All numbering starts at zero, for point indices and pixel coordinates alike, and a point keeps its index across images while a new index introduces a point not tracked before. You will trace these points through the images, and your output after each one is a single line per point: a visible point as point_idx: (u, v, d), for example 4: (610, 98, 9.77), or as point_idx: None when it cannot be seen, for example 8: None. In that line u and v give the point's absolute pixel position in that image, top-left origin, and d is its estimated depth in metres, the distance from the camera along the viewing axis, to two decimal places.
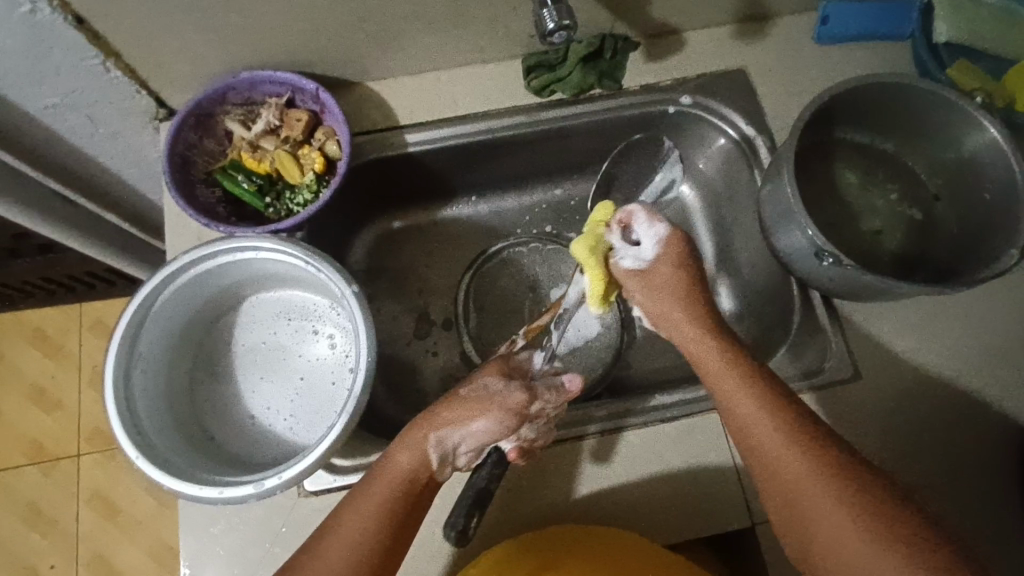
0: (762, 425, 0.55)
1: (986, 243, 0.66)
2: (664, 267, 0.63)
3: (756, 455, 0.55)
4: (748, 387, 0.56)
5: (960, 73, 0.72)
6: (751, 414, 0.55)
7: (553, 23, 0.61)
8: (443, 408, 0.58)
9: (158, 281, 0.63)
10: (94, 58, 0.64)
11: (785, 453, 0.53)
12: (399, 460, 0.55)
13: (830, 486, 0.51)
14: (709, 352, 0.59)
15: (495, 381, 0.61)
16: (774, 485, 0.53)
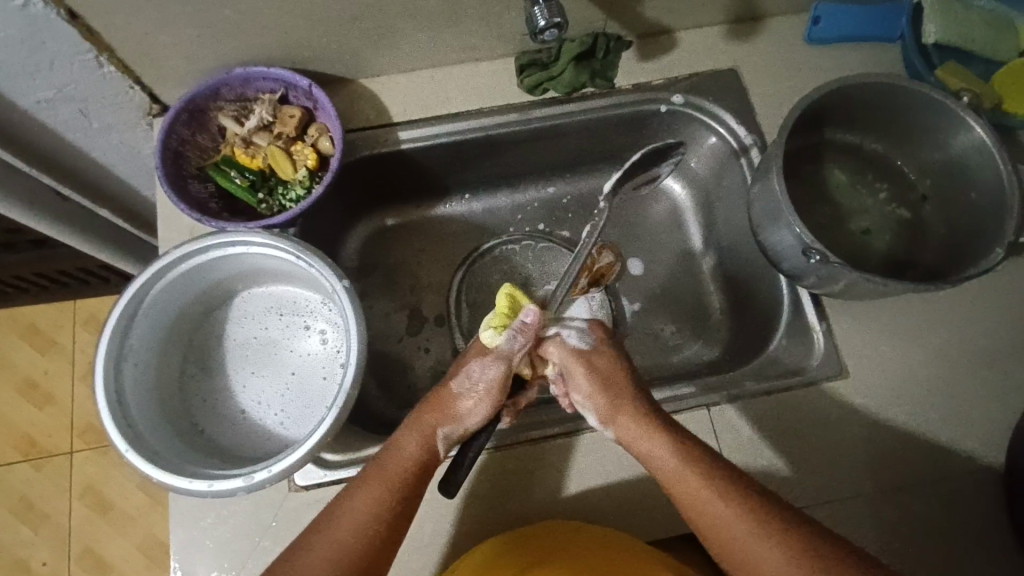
0: (734, 522, 0.51)
1: (973, 243, 0.67)
2: (604, 364, 0.61)
3: (736, 557, 0.51)
4: (709, 483, 0.53)
5: (947, 74, 0.72)
6: (719, 514, 0.52)
7: (545, 20, 0.62)
8: (444, 396, 0.60)
9: (148, 275, 0.63)
10: (87, 52, 0.65)
11: (769, 568, 0.49)
12: (406, 445, 0.57)
13: None
14: (661, 452, 0.55)
15: (479, 363, 0.60)
16: None
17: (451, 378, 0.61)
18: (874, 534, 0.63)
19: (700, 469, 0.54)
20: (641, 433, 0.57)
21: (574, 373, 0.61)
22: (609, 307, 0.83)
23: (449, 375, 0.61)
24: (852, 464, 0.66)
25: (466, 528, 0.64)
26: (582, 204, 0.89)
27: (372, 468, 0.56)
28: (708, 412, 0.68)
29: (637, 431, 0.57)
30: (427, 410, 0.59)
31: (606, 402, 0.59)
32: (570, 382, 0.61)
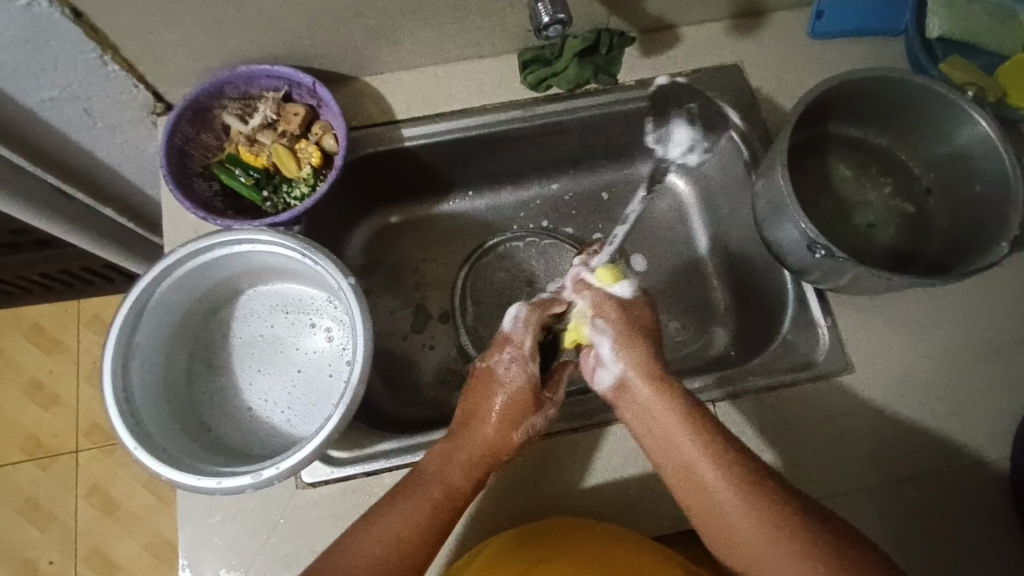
0: (692, 449, 0.57)
1: (978, 237, 0.67)
2: (634, 311, 0.67)
3: (687, 480, 0.57)
4: (678, 414, 0.59)
5: (951, 68, 0.72)
6: (680, 438, 0.58)
7: (548, 16, 0.62)
8: (502, 449, 0.62)
9: (155, 273, 0.63)
10: (92, 51, 0.65)
11: (715, 491, 0.55)
12: (457, 482, 0.59)
13: (762, 524, 0.53)
14: (667, 417, 0.59)
15: (541, 418, 0.64)
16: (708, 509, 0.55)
17: (511, 430, 0.62)
18: (880, 528, 0.64)
19: (703, 441, 0.57)
20: (650, 389, 0.61)
21: (606, 303, 0.67)
22: None
23: (507, 423, 0.62)
24: (858, 458, 0.66)
25: (470, 523, 0.65)
26: (585, 200, 0.89)
27: (413, 492, 0.57)
28: (714, 407, 0.68)
29: (644, 378, 0.61)
30: (481, 456, 0.61)
31: (624, 336, 0.64)
32: (596, 309, 0.67)
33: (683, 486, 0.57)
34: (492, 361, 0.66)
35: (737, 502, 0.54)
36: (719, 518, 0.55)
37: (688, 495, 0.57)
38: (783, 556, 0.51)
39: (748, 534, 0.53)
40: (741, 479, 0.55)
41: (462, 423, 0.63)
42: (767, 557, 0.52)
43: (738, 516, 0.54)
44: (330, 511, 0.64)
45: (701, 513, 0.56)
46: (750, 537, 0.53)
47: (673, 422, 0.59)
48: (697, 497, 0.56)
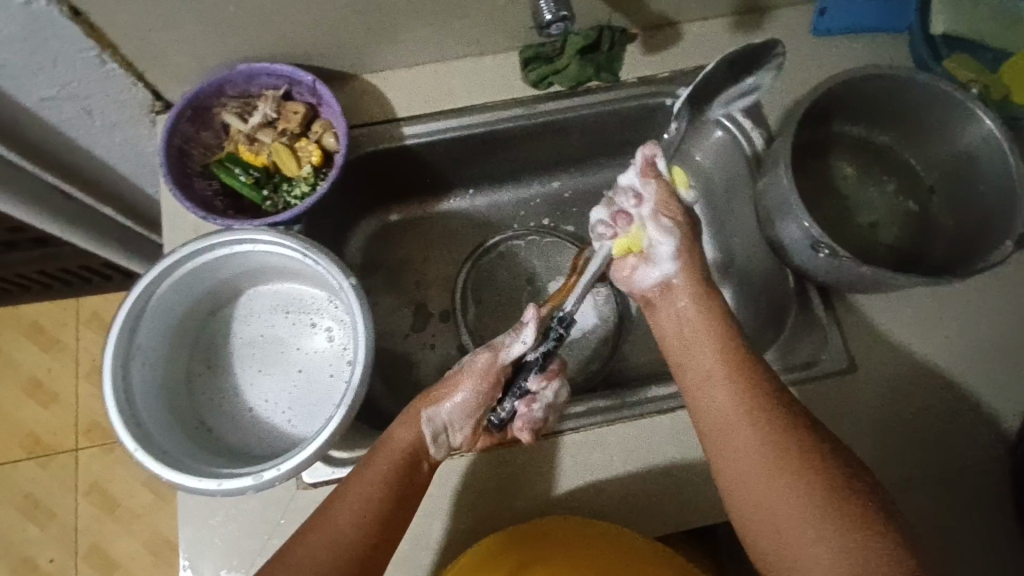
0: (718, 363, 0.56)
1: (982, 236, 0.66)
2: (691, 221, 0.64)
3: (705, 393, 0.55)
4: (714, 334, 0.58)
5: (956, 67, 0.73)
6: (709, 354, 0.57)
7: (551, 14, 0.61)
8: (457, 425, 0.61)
9: (156, 273, 0.63)
10: (90, 49, 0.64)
11: (730, 404, 0.54)
12: (414, 458, 0.58)
13: (766, 443, 0.51)
14: (702, 335, 0.58)
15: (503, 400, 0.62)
16: (716, 422, 0.54)
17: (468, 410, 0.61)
18: None
19: (730, 350, 0.56)
20: (689, 299, 0.60)
21: (667, 198, 0.63)
22: (615, 302, 0.83)
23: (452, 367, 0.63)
24: (860, 457, 0.66)
25: (468, 522, 0.64)
26: (586, 198, 0.89)
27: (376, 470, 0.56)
28: None
29: (690, 293, 0.60)
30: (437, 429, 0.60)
31: (687, 244, 0.62)
32: (660, 206, 0.62)
33: (696, 386, 0.56)
34: None
35: (748, 408, 0.53)
36: (728, 420, 0.53)
37: (701, 394, 0.56)
38: (780, 464, 0.50)
39: (751, 439, 0.52)
40: (759, 388, 0.54)
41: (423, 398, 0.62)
42: (764, 463, 0.51)
43: (745, 422, 0.52)
44: None
45: (710, 425, 0.54)
46: (762, 457, 0.51)
47: (701, 330, 0.58)
48: (710, 394, 0.55)
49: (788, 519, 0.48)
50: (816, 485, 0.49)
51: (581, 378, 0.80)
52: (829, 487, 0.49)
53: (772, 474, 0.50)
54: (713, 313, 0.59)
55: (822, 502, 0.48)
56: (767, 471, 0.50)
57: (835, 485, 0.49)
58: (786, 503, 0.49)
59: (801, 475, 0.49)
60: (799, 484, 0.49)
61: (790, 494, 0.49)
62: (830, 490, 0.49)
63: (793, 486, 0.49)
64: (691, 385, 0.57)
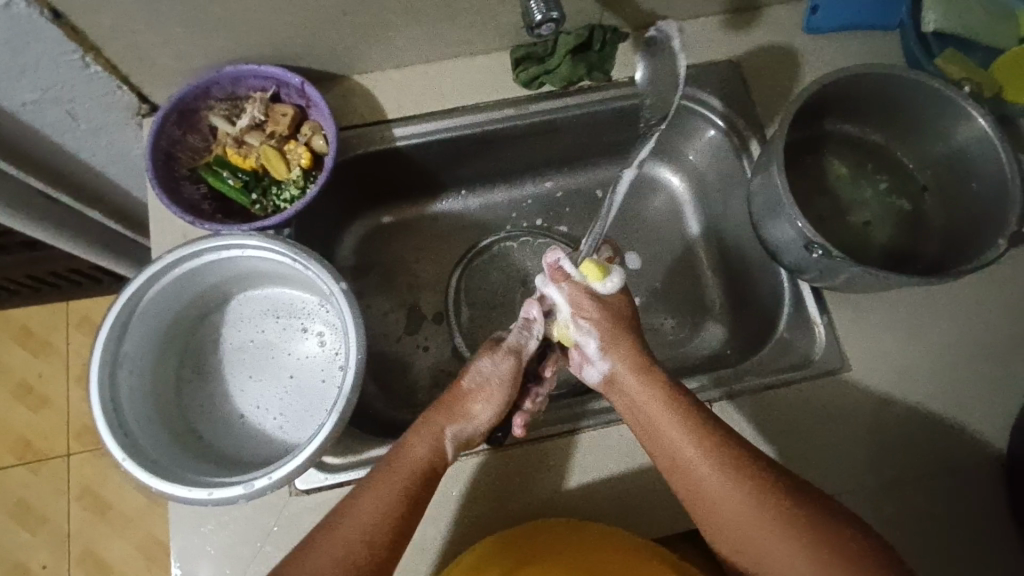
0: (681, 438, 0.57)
1: (975, 235, 0.66)
2: (615, 303, 0.66)
3: (676, 470, 0.57)
4: (670, 405, 0.59)
5: (948, 64, 0.71)
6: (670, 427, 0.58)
7: (541, 14, 0.60)
8: (457, 398, 0.63)
9: (143, 279, 0.62)
10: (73, 52, 0.63)
11: (702, 479, 0.55)
12: (425, 456, 0.58)
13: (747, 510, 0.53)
14: (657, 407, 0.59)
15: (490, 361, 0.65)
16: (694, 499, 0.55)
17: (463, 377, 0.64)
18: (878, 528, 0.63)
19: (692, 429, 0.57)
20: (640, 379, 0.61)
21: (584, 297, 0.65)
22: None
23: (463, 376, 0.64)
24: (855, 458, 0.66)
25: (462, 527, 0.64)
26: (579, 199, 0.88)
27: (389, 475, 0.56)
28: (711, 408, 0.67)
29: (633, 370, 0.62)
30: (442, 415, 0.61)
31: (611, 334, 0.64)
32: (577, 306, 0.65)
33: (672, 470, 0.57)
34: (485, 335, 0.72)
35: (727, 486, 0.54)
36: (712, 505, 0.54)
37: (677, 480, 0.57)
38: (773, 536, 0.52)
39: (744, 514, 0.53)
40: (731, 463, 0.55)
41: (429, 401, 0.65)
42: (762, 538, 0.52)
43: (724, 493, 0.54)
44: None
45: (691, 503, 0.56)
46: (747, 525, 0.53)
47: (661, 409, 0.59)
48: (687, 479, 0.56)
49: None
50: (813, 549, 0.50)
51: (575, 379, 0.80)
52: (826, 548, 0.50)
53: (770, 545, 0.52)
54: (667, 391, 0.60)
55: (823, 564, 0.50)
56: (766, 543, 0.52)
57: (830, 544, 0.50)
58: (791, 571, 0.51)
59: (795, 540, 0.51)
60: (796, 550, 0.51)
61: (791, 562, 0.51)
62: (827, 549, 0.50)
63: (792, 554, 0.51)
64: (667, 469, 0.58)
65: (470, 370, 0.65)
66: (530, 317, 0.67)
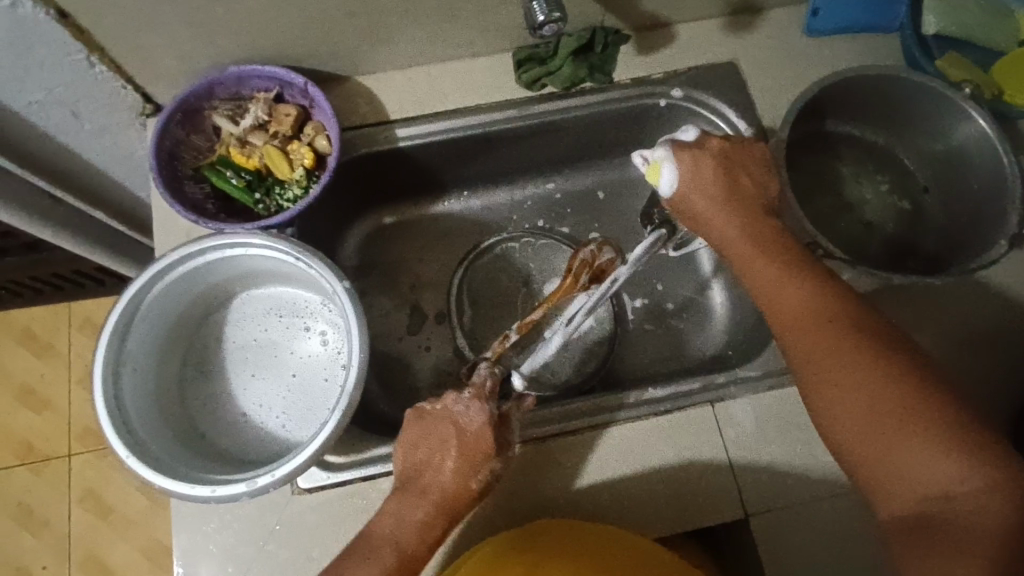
0: (770, 266, 0.59)
1: (976, 235, 0.66)
2: (690, 174, 0.61)
3: (772, 296, 0.58)
4: (761, 240, 0.60)
5: (947, 65, 0.72)
6: (761, 259, 0.59)
7: (544, 14, 0.61)
8: (461, 496, 0.58)
9: (147, 277, 0.62)
10: (78, 52, 0.64)
11: (797, 305, 0.56)
12: (412, 543, 0.56)
13: (836, 337, 0.54)
14: (745, 241, 0.60)
15: (501, 462, 0.60)
16: (788, 324, 0.56)
17: (470, 475, 0.59)
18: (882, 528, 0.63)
19: (790, 266, 0.58)
20: (741, 226, 0.60)
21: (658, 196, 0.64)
22: (610, 304, 0.83)
23: (465, 468, 0.58)
24: None
25: (465, 526, 0.64)
26: (581, 199, 0.88)
27: (371, 557, 0.54)
28: (712, 408, 0.68)
29: (721, 205, 0.61)
30: (440, 507, 0.57)
31: (696, 176, 0.61)
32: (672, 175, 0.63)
33: (767, 303, 0.59)
34: (451, 401, 0.61)
35: (823, 317, 0.55)
36: (803, 334, 0.55)
37: (771, 313, 0.58)
38: (845, 371, 0.52)
39: (835, 346, 0.53)
40: (826, 299, 0.56)
41: (410, 475, 0.59)
42: (847, 373, 0.52)
43: (818, 320, 0.55)
44: (327, 517, 0.63)
45: (784, 326, 0.57)
46: (836, 358, 0.53)
47: (762, 254, 0.59)
48: (782, 307, 0.57)
49: (857, 422, 0.51)
50: (893, 390, 0.50)
51: (576, 379, 0.80)
52: (901, 385, 0.50)
53: (836, 382, 0.53)
54: (768, 237, 0.60)
55: (886, 405, 0.50)
56: (834, 378, 0.53)
57: (902, 384, 0.50)
58: (852, 407, 0.51)
59: (868, 376, 0.51)
60: (883, 398, 0.50)
61: (852, 396, 0.52)
62: (900, 390, 0.50)
63: (870, 388, 0.51)
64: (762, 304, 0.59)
65: (476, 471, 0.59)
66: (526, 404, 0.65)
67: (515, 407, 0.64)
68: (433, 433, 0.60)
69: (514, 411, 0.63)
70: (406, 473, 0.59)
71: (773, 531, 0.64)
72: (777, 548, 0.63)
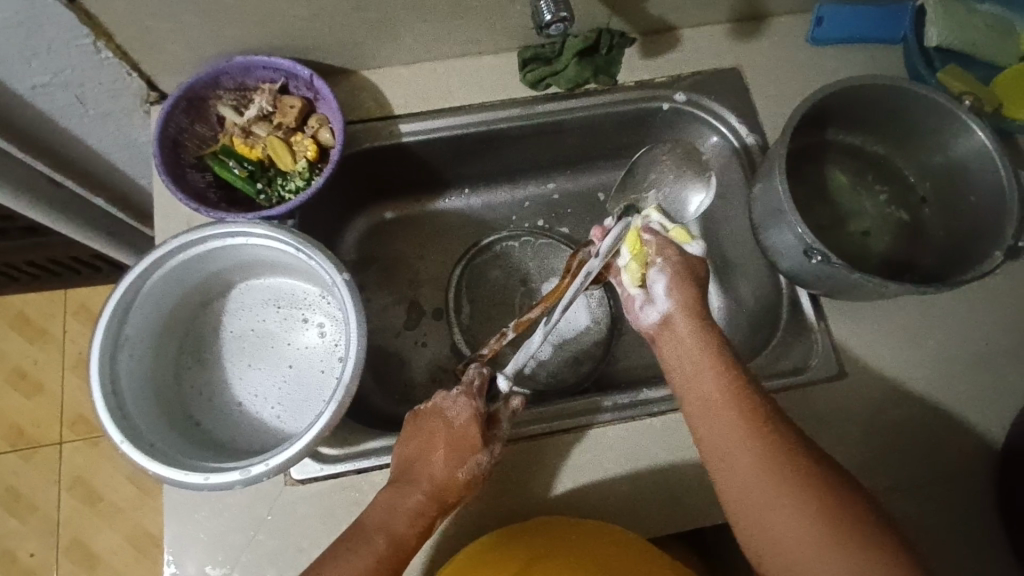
0: (709, 385, 0.56)
1: (972, 247, 0.67)
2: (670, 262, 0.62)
3: (706, 420, 0.55)
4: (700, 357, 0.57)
5: (949, 78, 0.72)
6: (699, 379, 0.56)
7: (551, 14, 0.61)
8: (450, 487, 0.58)
9: (147, 264, 0.62)
10: (85, 38, 0.64)
11: (729, 430, 0.53)
12: (402, 531, 0.56)
13: (764, 467, 0.51)
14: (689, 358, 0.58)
15: (487, 455, 0.60)
16: (718, 452, 0.53)
17: (457, 466, 0.59)
18: None
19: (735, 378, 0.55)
20: (691, 329, 0.59)
21: (665, 246, 0.63)
22: (607, 305, 0.84)
23: (452, 459, 0.59)
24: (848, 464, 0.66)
25: (457, 522, 0.64)
26: (582, 201, 0.89)
27: (360, 543, 0.55)
28: None
29: (689, 314, 0.60)
30: (428, 496, 0.58)
31: (679, 273, 0.61)
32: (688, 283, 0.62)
33: (701, 417, 0.56)
34: (439, 399, 0.62)
35: (753, 441, 0.52)
36: (733, 462, 0.52)
37: (707, 434, 0.54)
38: (786, 496, 0.49)
39: (763, 477, 0.50)
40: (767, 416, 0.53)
41: (402, 468, 0.59)
42: (775, 504, 0.49)
43: (749, 449, 0.52)
44: (320, 508, 0.63)
45: (715, 453, 0.54)
46: (765, 488, 0.50)
47: (700, 369, 0.57)
48: (715, 435, 0.54)
49: (788, 555, 0.48)
50: (822, 526, 0.47)
51: (571, 379, 0.80)
52: (829, 519, 0.48)
53: (778, 517, 0.49)
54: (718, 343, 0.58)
55: (818, 541, 0.47)
56: (773, 502, 0.49)
57: (838, 518, 0.48)
58: (783, 540, 0.48)
59: (811, 509, 0.48)
60: (813, 533, 0.47)
61: (793, 523, 0.48)
62: (842, 529, 0.47)
63: (799, 522, 0.48)
64: (697, 417, 0.56)
65: (461, 465, 0.59)
66: (515, 403, 0.64)
67: (504, 407, 0.63)
68: (424, 429, 0.61)
69: (503, 410, 0.63)
70: (398, 466, 0.60)
71: None
72: None
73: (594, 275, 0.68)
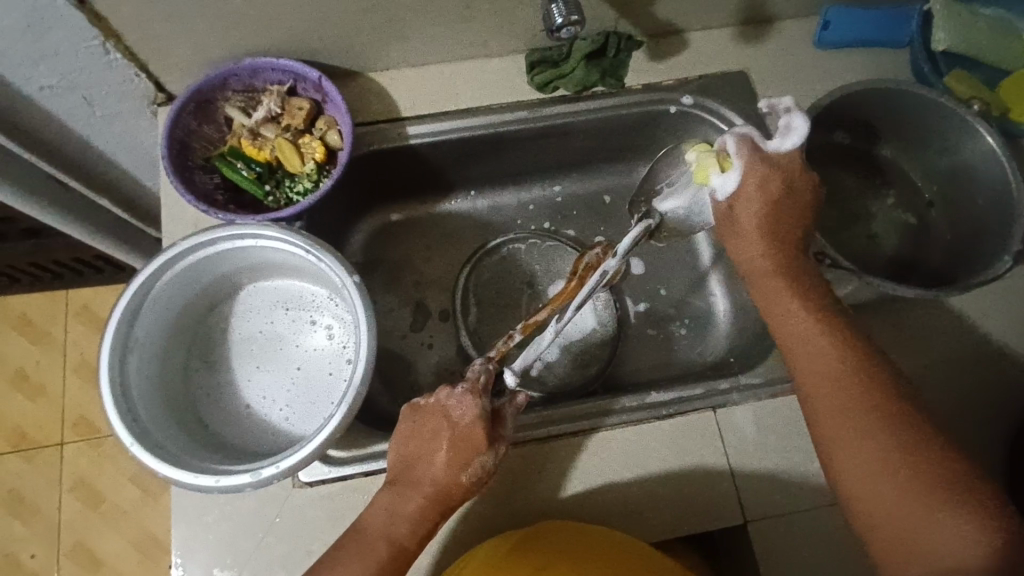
0: (799, 315, 0.59)
1: (979, 249, 0.67)
2: (748, 191, 0.61)
3: (799, 348, 0.58)
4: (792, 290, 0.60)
5: (956, 82, 0.72)
6: (791, 310, 0.59)
7: (562, 18, 0.61)
8: (453, 491, 0.58)
9: (156, 266, 0.62)
10: (94, 39, 0.63)
11: (823, 356, 0.56)
12: (402, 536, 0.56)
13: (859, 392, 0.54)
14: (777, 287, 0.60)
15: (492, 457, 0.59)
16: (814, 374, 0.56)
17: (460, 470, 0.58)
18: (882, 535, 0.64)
19: (817, 309, 0.59)
20: (778, 261, 0.61)
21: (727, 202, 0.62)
22: (613, 308, 0.83)
23: (456, 461, 0.58)
24: None
25: (465, 522, 0.64)
26: (588, 203, 0.89)
27: (362, 547, 0.55)
28: (713, 414, 0.68)
29: (772, 238, 0.61)
30: (431, 500, 0.57)
31: (760, 185, 0.61)
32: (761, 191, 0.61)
33: (792, 351, 0.58)
34: (443, 396, 0.61)
35: (844, 365, 0.55)
36: (831, 388, 0.55)
37: (802, 360, 0.57)
38: (879, 421, 0.52)
39: (859, 399, 0.53)
40: (856, 350, 0.56)
41: (403, 467, 0.59)
42: (868, 425, 0.52)
43: (846, 374, 0.55)
44: (328, 511, 0.63)
45: (812, 375, 0.56)
46: (860, 409, 0.53)
47: (791, 293, 0.60)
48: (808, 359, 0.57)
49: (876, 475, 0.51)
50: (910, 448, 0.51)
51: (579, 382, 0.80)
52: (919, 441, 0.51)
53: (869, 438, 0.52)
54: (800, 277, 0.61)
55: (910, 457, 0.50)
56: (860, 432, 0.52)
57: (925, 441, 0.51)
58: (870, 460, 0.51)
59: (898, 432, 0.51)
60: (898, 452, 0.51)
61: (883, 448, 0.51)
62: (925, 453, 0.50)
63: (890, 443, 0.51)
64: (785, 350, 0.59)
65: (468, 466, 0.58)
66: (520, 400, 0.63)
67: (509, 404, 0.62)
68: (426, 427, 0.60)
69: (507, 407, 0.62)
70: (398, 466, 0.59)
71: (771, 537, 0.64)
72: (774, 555, 0.64)
73: (611, 273, 0.71)
